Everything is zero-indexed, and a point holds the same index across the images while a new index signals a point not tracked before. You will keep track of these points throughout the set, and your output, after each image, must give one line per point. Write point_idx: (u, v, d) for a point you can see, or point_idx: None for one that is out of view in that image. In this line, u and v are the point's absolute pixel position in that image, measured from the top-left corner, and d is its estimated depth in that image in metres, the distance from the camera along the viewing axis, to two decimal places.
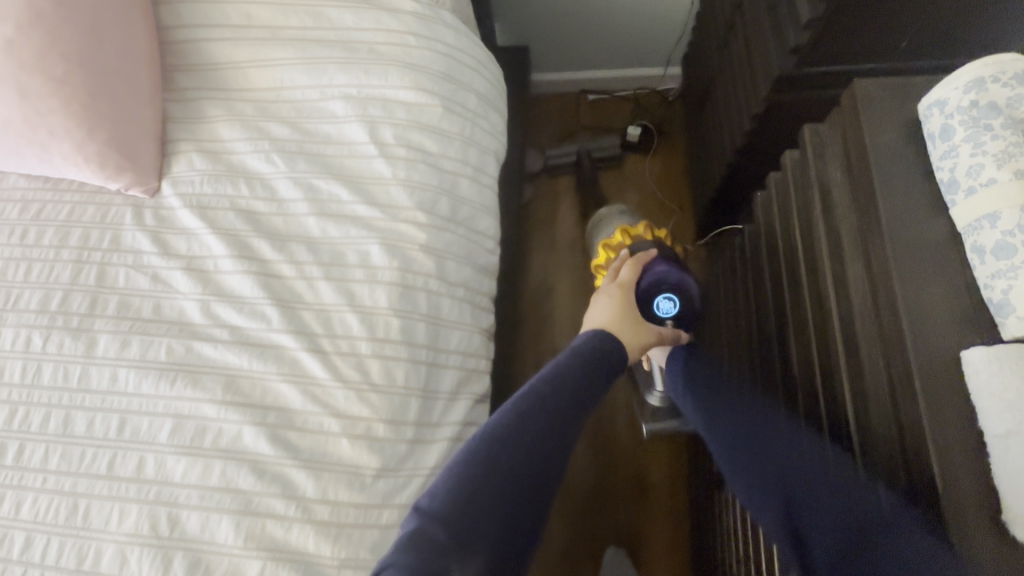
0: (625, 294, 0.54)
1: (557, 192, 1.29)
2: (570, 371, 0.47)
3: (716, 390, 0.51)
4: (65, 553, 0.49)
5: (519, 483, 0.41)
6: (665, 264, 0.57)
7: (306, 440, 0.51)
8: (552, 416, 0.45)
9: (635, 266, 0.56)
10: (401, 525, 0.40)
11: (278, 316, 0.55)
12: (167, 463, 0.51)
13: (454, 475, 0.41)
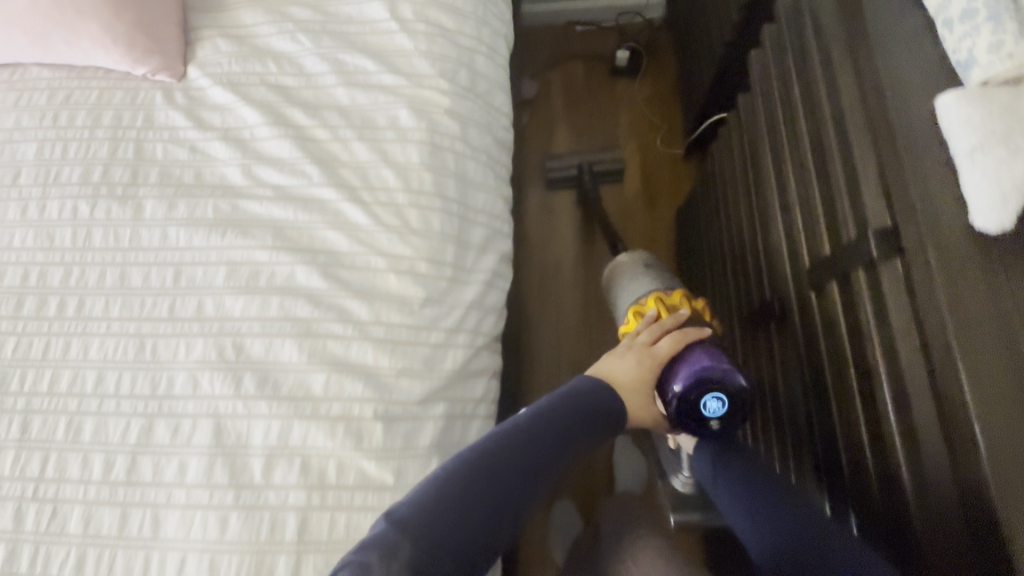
0: (652, 364, 0.53)
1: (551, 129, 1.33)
2: (570, 407, 0.50)
3: (747, 475, 0.50)
4: (138, 383, 0.53)
5: (492, 497, 0.44)
6: (712, 354, 0.51)
7: (357, 275, 0.56)
8: (536, 445, 0.47)
9: (674, 340, 0.52)
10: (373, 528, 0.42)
11: (318, 172, 0.59)
12: (226, 302, 0.55)
13: (440, 479, 0.44)
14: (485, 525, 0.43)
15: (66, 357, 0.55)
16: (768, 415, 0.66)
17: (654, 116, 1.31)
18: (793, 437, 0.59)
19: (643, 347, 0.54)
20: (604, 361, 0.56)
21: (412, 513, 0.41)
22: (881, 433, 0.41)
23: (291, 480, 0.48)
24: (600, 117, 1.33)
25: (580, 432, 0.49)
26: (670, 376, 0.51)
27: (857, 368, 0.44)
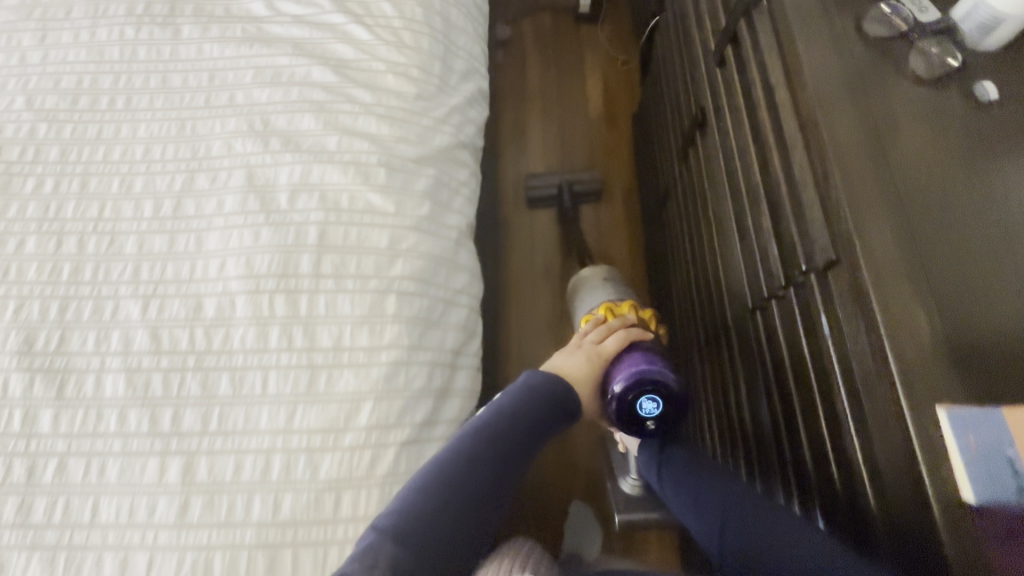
0: (598, 361, 0.62)
1: (526, 113, 1.43)
2: (519, 406, 0.56)
3: (692, 475, 0.63)
4: (180, 150, 0.65)
5: (471, 498, 0.49)
6: (649, 360, 0.60)
7: (362, 74, 0.69)
8: (500, 441, 0.53)
9: (620, 340, 0.63)
10: (360, 539, 0.46)
11: (329, 3, 0.73)
12: (254, 93, 0.67)
13: (408, 494, 0.48)
14: (462, 524, 0.48)
15: (117, 137, 0.66)
16: (735, 432, 0.69)
17: (614, 54, 1.49)
18: (754, 448, 0.63)
19: (592, 346, 0.64)
20: (556, 359, 0.64)
21: (396, 522, 0.46)
22: (757, 130, 0.56)
23: (312, 204, 0.60)
24: (576, 132, 1.40)
25: (535, 429, 0.56)
26: (614, 373, 0.61)
27: (744, 96, 0.59)
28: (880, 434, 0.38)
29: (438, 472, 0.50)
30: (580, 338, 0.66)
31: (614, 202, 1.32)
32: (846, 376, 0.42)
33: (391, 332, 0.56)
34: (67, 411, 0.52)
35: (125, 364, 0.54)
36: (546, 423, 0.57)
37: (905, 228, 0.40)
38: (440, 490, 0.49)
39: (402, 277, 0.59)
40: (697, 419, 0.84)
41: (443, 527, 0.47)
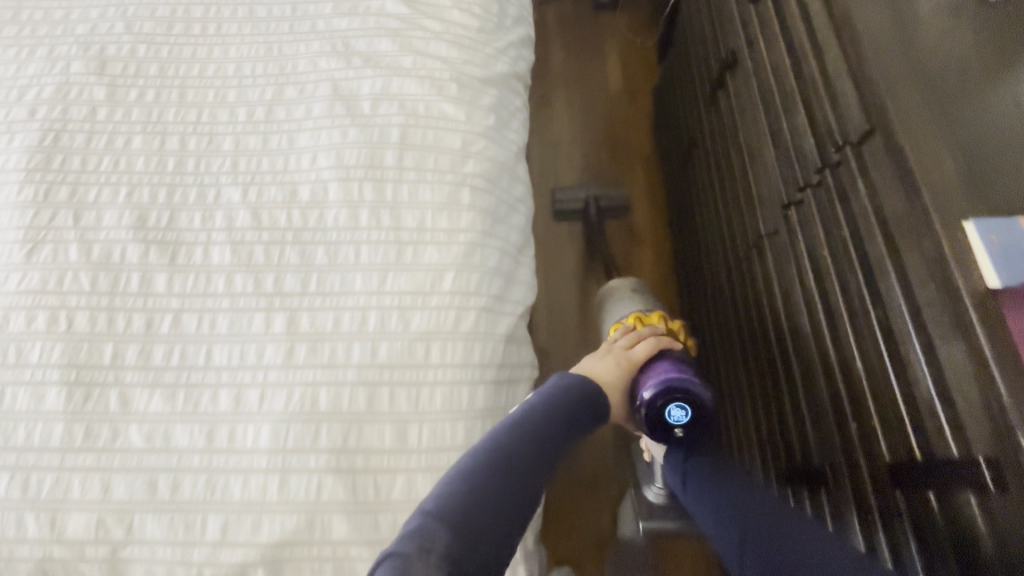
0: (629, 366, 0.67)
1: (552, 118, 1.47)
2: (560, 397, 0.57)
3: (715, 479, 0.64)
4: (269, 68, 0.71)
5: (516, 484, 0.50)
6: (676, 367, 0.65)
7: (431, 8, 0.76)
8: (544, 428, 0.54)
9: (648, 347, 0.69)
10: (407, 520, 0.46)
11: None
12: (334, 22, 0.75)
13: (453, 479, 0.48)
14: (508, 517, 0.48)
15: (209, 57, 0.73)
16: (792, 444, 0.69)
17: (635, 38, 1.57)
18: (816, 462, 0.62)
19: (623, 352, 0.69)
20: (588, 360, 0.69)
21: (445, 506, 0.46)
22: (794, 46, 0.63)
23: (393, 111, 0.67)
24: (600, 140, 1.44)
25: (574, 418, 0.56)
26: (644, 378, 0.66)
27: (779, 22, 0.66)
28: (914, 257, 0.45)
29: (485, 456, 0.50)
30: (611, 343, 0.71)
31: (641, 211, 1.36)
32: (881, 223, 0.49)
33: (467, 218, 0.62)
34: (180, 275, 0.58)
35: (230, 237, 0.60)
36: (583, 414, 0.58)
37: (942, 123, 0.46)
38: (488, 472, 0.49)
39: (474, 174, 0.65)
40: (745, 427, 0.84)
41: (491, 517, 0.47)
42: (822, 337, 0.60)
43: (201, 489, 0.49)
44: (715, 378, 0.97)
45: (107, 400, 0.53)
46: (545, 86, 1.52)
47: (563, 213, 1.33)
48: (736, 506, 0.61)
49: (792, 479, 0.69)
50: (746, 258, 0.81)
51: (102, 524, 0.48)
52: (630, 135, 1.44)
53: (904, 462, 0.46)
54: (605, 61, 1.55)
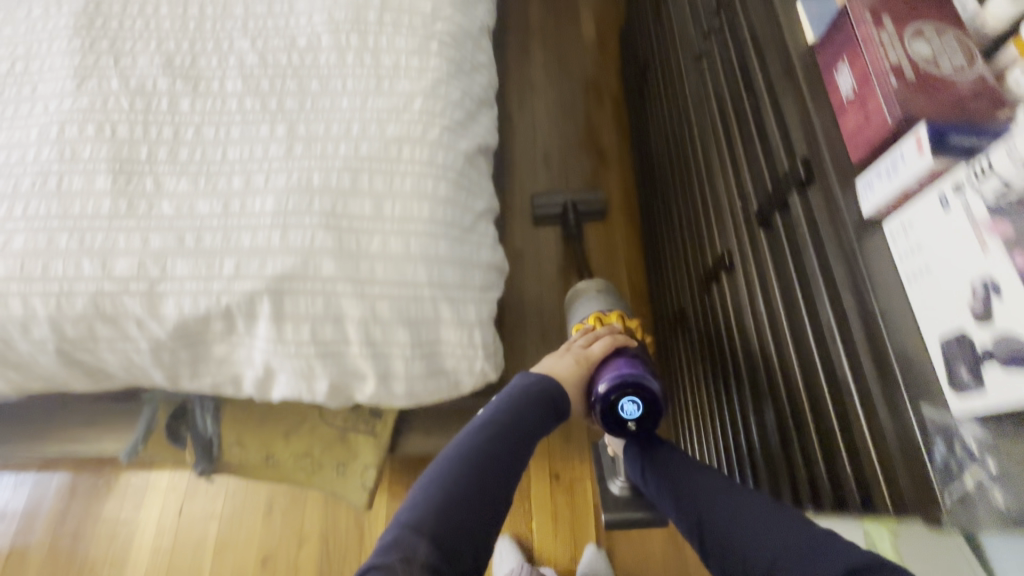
0: (585, 364, 0.70)
1: (531, 113, 1.48)
2: (519, 403, 0.64)
3: (674, 482, 0.66)
4: None
5: (482, 492, 0.57)
6: (631, 362, 0.68)
7: None
8: (505, 436, 0.61)
9: (606, 344, 0.72)
10: (385, 532, 0.54)
11: None
12: None
13: (429, 492, 0.56)
14: (476, 521, 0.56)
15: None
16: (739, 450, 0.72)
17: None
18: (760, 458, 0.66)
19: (581, 351, 0.72)
20: (547, 360, 0.73)
21: (418, 518, 0.54)
22: None
23: None
24: (575, 113, 1.48)
25: (533, 424, 0.64)
26: (599, 372, 0.69)
27: None
28: (771, 44, 0.58)
29: (454, 470, 0.58)
30: (570, 342, 0.75)
31: (616, 213, 1.35)
32: (753, 32, 0.63)
33: (435, 62, 0.75)
34: (201, 99, 0.72)
35: (242, 73, 0.73)
36: (542, 420, 0.65)
37: None
38: (456, 485, 0.57)
39: (442, 32, 0.78)
40: (695, 418, 0.90)
41: (468, 520, 0.55)
42: (721, 150, 0.72)
43: (219, 240, 0.62)
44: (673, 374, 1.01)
45: (144, 184, 0.66)
46: (523, 29, 1.61)
47: (542, 220, 1.34)
48: (696, 505, 0.63)
49: (734, 464, 0.74)
50: (695, 267, 0.83)
51: (143, 265, 0.62)
52: (604, 106, 1.49)
53: (761, 201, 0.60)
54: (582, 33, 1.60)
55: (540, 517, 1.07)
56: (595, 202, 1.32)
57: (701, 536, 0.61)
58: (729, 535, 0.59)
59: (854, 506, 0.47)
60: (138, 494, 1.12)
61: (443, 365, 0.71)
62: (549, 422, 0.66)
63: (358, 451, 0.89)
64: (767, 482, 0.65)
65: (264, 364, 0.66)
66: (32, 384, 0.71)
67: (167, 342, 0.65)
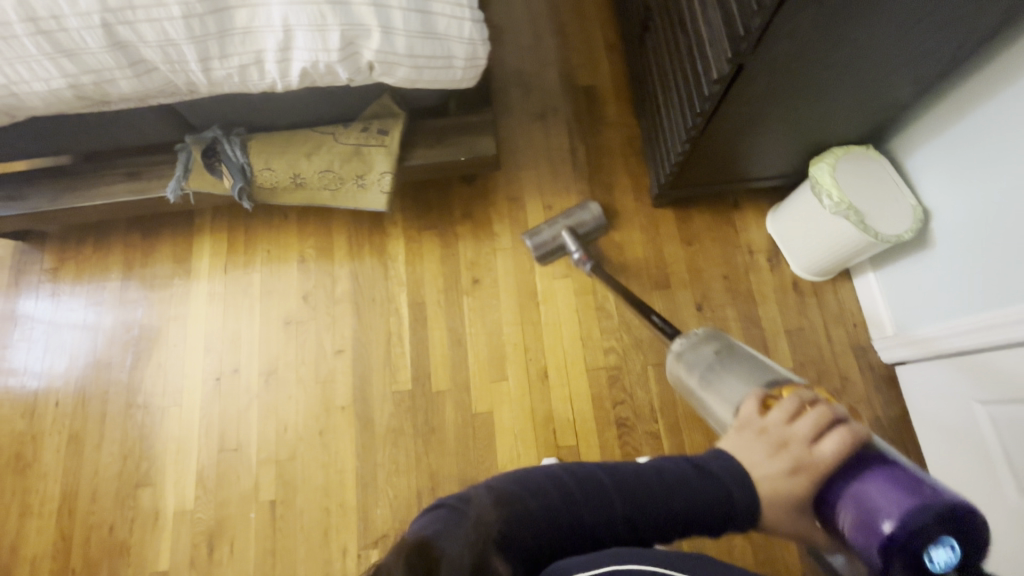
0: (810, 477, 0.56)
1: (513, 21, 1.38)
2: (688, 481, 0.53)
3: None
4: None
5: (582, 528, 0.50)
6: (917, 491, 0.51)
7: None
8: (648, 503, 0.52)
9: (841, 447, 0.56)
10: (476, 487, 0.52)
11: None
12: None
13: (535, 483, 0.52)
14: (556, 533, 0.49)
15: None
16: (698, 77, 0.80)
17: None
18: (712, 60, 0.75)
19: (806, 453, 0.57)
20: (754, 455, 0.58)
21: (506, 492, 0.50)
22: None
23: None
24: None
25: (688, 515, 0.52)
26: (858, 497, 0.53)
27: None
28: None
29: (574, 485, 0.52)
30: (785, 428, 0.59)
31: (626, 197, 1.23)
32: None
33: None
34: None
35: None
36: (700, 513, 0.52)
37: None
38: (565, 498, 0.51)
39: None
40: (671, 105, 0.96)
41: (552, 525, 0.49)
42: None
43: None
44: (653, 88, 1.06)
45: None
46: None
47: (545, 259, 1.18)
48: None
49: (698, 90, 0.82)
50: None
51: None
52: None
53: None
54: None
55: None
56: (592, 223, 1.16)
57: None
58: None
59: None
60: (184, 284, 1.25)
61: (437, 27, 0.81)
62: (698, 526, 0.52)
63: (373, 162, 1.02)
64: (712, 66, 0.75)
65: (282, 20, 0.76)
66: (85, 80, 0.82)
67: (195, 6, 0.75)
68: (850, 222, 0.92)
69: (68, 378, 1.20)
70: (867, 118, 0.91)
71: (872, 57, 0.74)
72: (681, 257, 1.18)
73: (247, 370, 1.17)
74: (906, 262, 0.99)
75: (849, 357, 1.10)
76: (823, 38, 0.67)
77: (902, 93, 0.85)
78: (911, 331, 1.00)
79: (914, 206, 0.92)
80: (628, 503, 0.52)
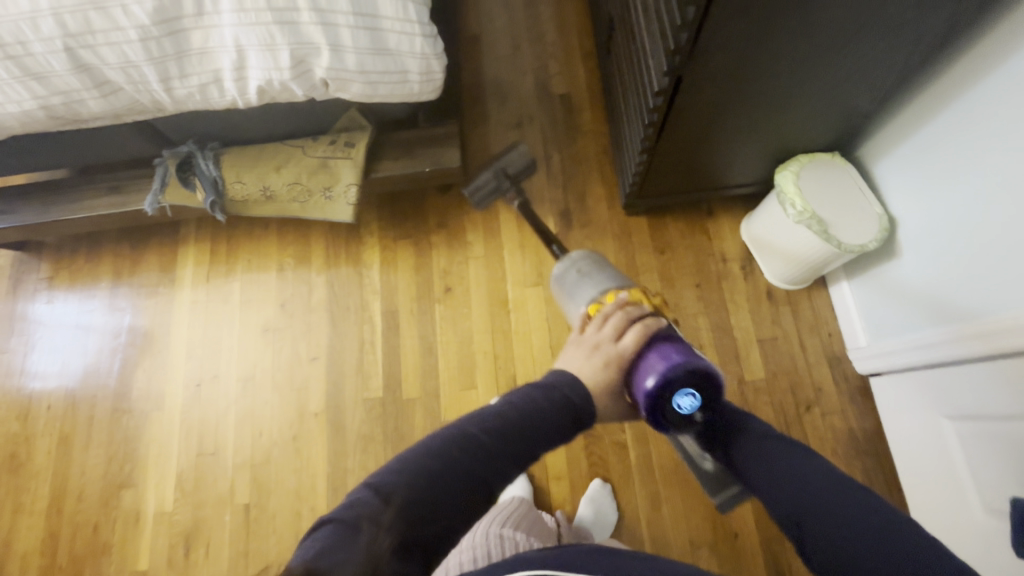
0: (616, 364, 0.70)
1: (492, 30, 1.39)
2: (530, 401, 0.61)
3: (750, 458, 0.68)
4: None
5: (464, 482, 0.55)
6: (676, 353, 0.70)
7: None
8: (506, 431, 0.58)
9: (638, 335, 0.71)
10: (354, 492, 0.54)
11: None
12: None
13: (406, 463, 0.56)
14: (446, 502, 0.54)
15: None
16: (646, 86, 0.80)
17: None
18: (654, 70, 0.74)
19: (613, 349, 0.71)
20: (577, 361, 0.71)
21: (387, 486, 0.54)
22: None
23: None
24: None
25: (541, 426, 0.59)
26: (640, 368, 0.71)
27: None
28: None
29: (444, 448, 0.57)
30: (600, 332, 0.72)
31: (599, 201, 1.23)
32: None
33: None
34: None
35: None
36: (552, 421, 0.60)
37: None
38: (440, 468, 0.55)
39: None
40: (630, 113, 0.96)
41: (436, 493, 0.54)
42: None
43: None
44: (619, 96, 1.05)
45: None
46: None
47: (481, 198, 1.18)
48: (795, 496, 0.63)
49: (647, 99, 0.81)
50: None
51: None
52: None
53: None
54: None
55: (513, 255, 1.22)
56: (521, 157, 1.15)
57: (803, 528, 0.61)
58: (832, 521, 0.59)
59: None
60: (169, 291, 1.29)
61: (388, 43, 0.82)
62: (558, 436, 0.60)
63: (339, 175, 1.04)
64: (656, 78, 0.74)
65: (234, 40, 0.78)
66: (55, 101, 0.86)
67: (151, 29, 0.77)
68: (812, 231, 0.90)
69: (59, 381, 1.25)
70: (830, 124, 0.89)
71: (820, 65, 0.72)
72: (653, 266, 1.17)
73: (226, 377, 1.21)
74: (877, 272, 0.96)
75: (823, 368, 1.08)
76: (758, 47, 0.66)
77: (862, 99, 0.82)
78: (883, 343, 0.97)
79: (881, 214, 0.89)
80: (496, 440, 0.58)
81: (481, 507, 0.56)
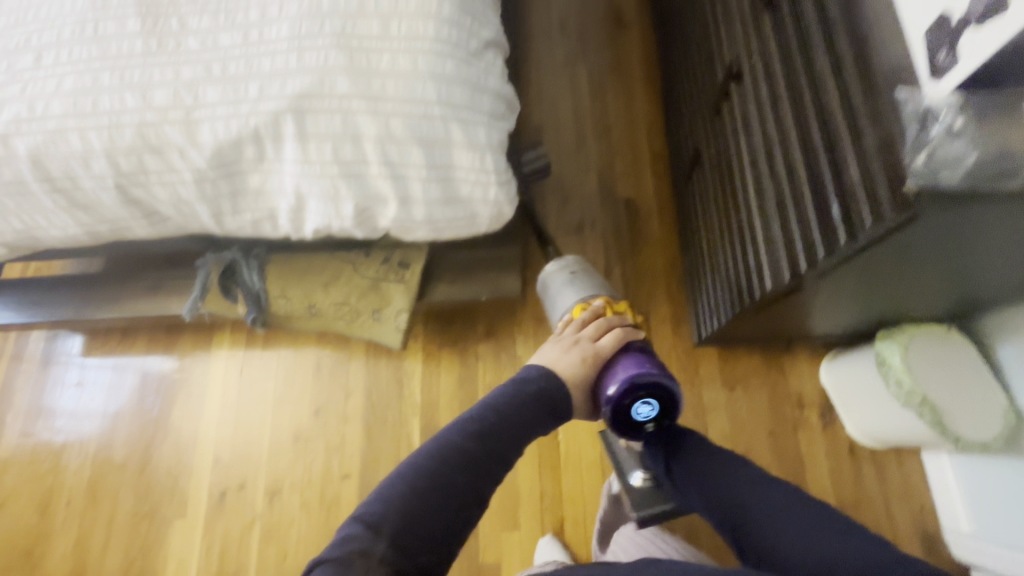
0: (592, 360, 0.74)
1: (555, 121, 1.31)
2: (511, 399, 0.67)
3: (687, 467, 0.69)
4: None
5: (456, 495, 0.58)
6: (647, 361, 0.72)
7: None
8: (488, 435, 0.63)
9: (615, 341, 0.76)
10: (344, 528, 0.54)
11: None
12: None
13: (395, 487, 0.56)
14: (439, 522, 0.55)
15: None
16: (751, 267, 0.71)
17: None
18: (766, 265, 0.65)
19: (591, 348, 0.76)
20: (554, 352, 0.76)
21: (378, 517, 0.53)
22: None
23: None
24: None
25: (522, 423, 0.66)
26: (611, 371, 0.72)
27: None
28: None
29: (432, 463, 0.59)
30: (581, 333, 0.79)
31: (663, 324, 1.13)
32: None
33: None
34: None
35: None
36: (534, 415, 0.67)
37: None
38: (431, 486, 0.57)
39: None
40: (716, 266, 0.87)
41: (429, 513, 0.55)
42: None
43: (242, 67, 0.67)
44: (698, 233, 0.96)
45: (170, 24, 0.70)
46: None
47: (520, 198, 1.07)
48: (729, 493, 0.64)
49: (750, 281, 0.72)
50: (721, 106, 0.77)
51: (178, 94, 0.67)
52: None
53: None
54: None
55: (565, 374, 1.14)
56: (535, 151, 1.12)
57: (736, 529, 0.63)
58: (765, 513, 0.62)
59: (837, 244, 0.48)
60: (202, 382, 1.23)
61: (459, 192, 0.74)
62: (538, 425, 0.67)
63: (390, 298, 0.97)
64: (766, 271, 0.65)
65: (294, 188, 0.71)
66: (102, 228, 0.80)
67: (208, 172, 0.71)
68: (921, 418, 0.79)
69: (79, 471, 1.20)
70: (951, 304, 0.78)
71: (962, 271, 0.62)
72: (721, 405, 1.06)
73: (253, 485, 1.14)
74: (992, 460, 0.84)
75: (912, 546, 0.95)
76: (905, 267, 0.56)
77: (998, 290, 0.72)
78: (996, 541, 0.84)
79: (1006, 407, 0.78)
80: (480, 446, 0.61)
81: (473, 518, 0.58)
